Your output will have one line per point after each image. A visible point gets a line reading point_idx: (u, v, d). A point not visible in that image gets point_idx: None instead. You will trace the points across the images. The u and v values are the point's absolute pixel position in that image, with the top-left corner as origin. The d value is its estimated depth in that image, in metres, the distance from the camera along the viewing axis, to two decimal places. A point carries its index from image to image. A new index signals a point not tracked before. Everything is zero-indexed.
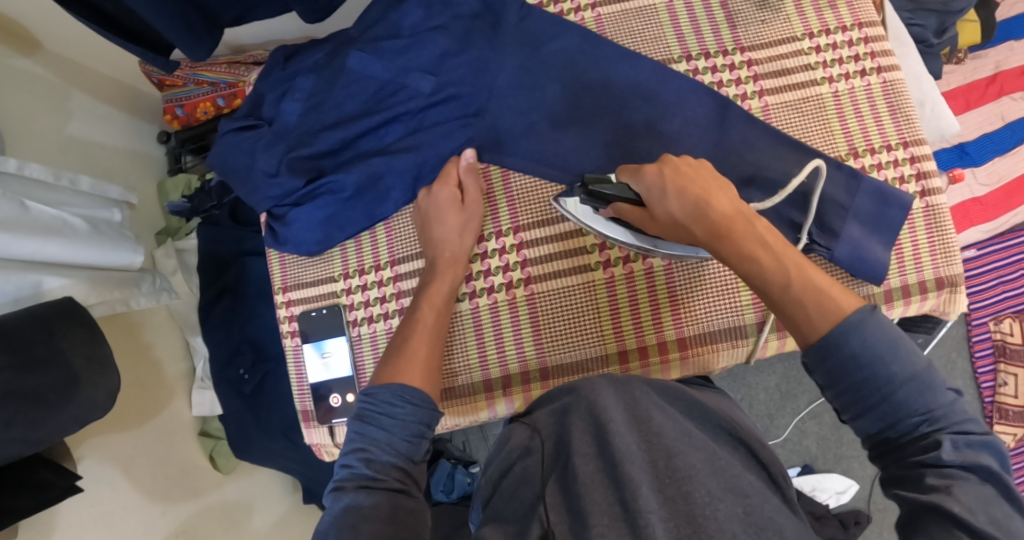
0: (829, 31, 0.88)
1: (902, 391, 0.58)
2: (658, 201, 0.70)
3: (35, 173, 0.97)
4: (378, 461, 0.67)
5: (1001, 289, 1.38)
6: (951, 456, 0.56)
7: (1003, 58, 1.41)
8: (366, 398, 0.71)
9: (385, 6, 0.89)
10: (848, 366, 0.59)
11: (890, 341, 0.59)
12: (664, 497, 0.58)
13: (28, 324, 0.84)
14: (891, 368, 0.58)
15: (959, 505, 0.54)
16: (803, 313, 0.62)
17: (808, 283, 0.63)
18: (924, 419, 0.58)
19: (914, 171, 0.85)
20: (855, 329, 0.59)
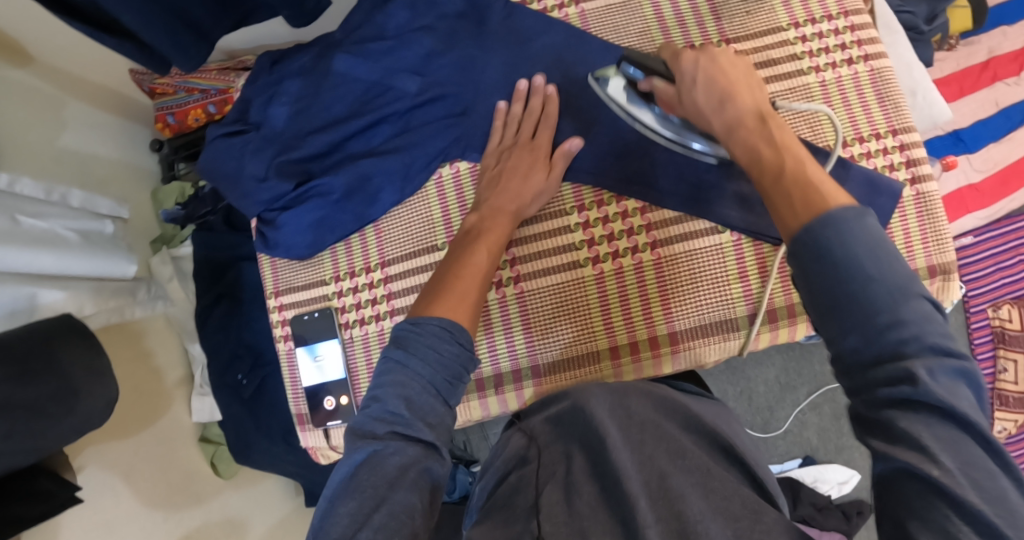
0: (814, 21, 0.88)
1: (875, 296, 0.51)
2: (691, 80, 0.70)
3: (26, 189, 0.98)
4: (418, 403, 0.63)
5: (999, 275, 1.37)
6: (923, 386, 0.48)
7: (995, 44, 1.40)
8: (412, 329, 0.67)
9: (371, 9, 0.90)
10: (816, 258, 0.52)
11: (871, 236, 0.52)
12: (658, 516, 0.59)
13: (25, 337, 0.85)
14: (865, 268, 0.51)
15: (939, 467, 0.46)
16: (786, 204, 0.57)
17: (794, 179, 0.58)
18: (898, 335, 0.50)
19: (903, 159, 0.85)
20: (831, 223, 0.52)
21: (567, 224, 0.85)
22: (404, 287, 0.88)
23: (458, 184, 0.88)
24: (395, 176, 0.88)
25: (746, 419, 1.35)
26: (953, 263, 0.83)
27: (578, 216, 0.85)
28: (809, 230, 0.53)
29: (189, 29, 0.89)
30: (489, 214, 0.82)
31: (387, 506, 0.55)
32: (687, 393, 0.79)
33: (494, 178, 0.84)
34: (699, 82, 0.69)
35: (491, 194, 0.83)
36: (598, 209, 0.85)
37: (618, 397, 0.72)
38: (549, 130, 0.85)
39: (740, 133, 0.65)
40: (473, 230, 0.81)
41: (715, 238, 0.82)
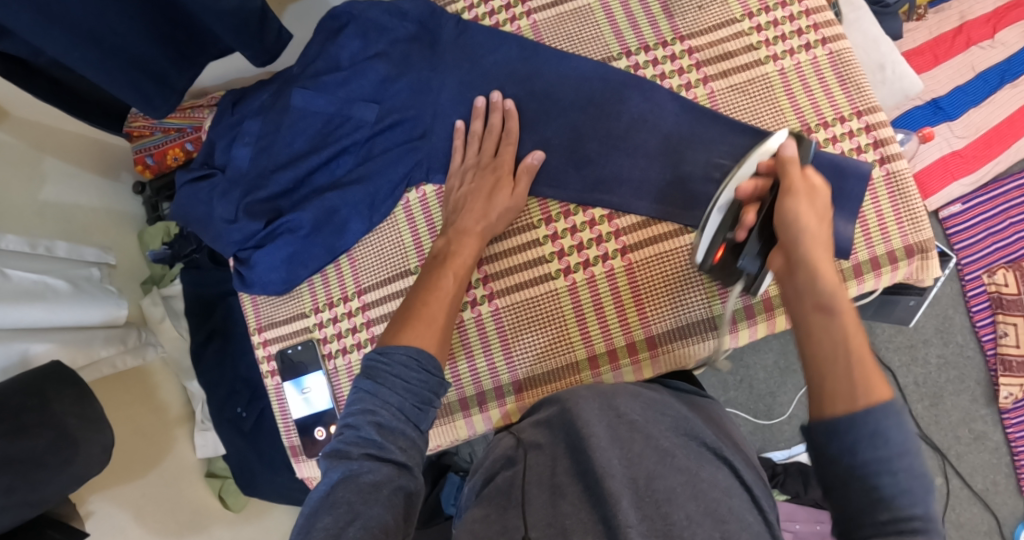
0: (768, 10, 0.87)
1: (902, 484, 0.53)
2: (802, 204, 0.65)
3: (12, 245, 0.99)
4: (388, 429, 0.62)
5: (991, 240, 1.36)
6: None
7: (966, 8, 1.39)
8: (380, 358, 0.67)
9: (324, 40, 0.90)
10: (864, 433, 0.54)
11: (910, 434, 0.54)
12: (642, 515, 0.59)
13: (16, 391, 0.84)
14: (893, 462, 0.53)
15: None
16: (839, 392, 0.57)
17: (851, 358, 0.58)
18: (922, 521, 0.51)
19: (870, 140, 0.84)
20: (885, 413, 0.54)
21: (536, 237, 0.85)
22: (382, 313, 0.88)
23: (425, 208, 0.89)
24: (362, 206, 0.89)
25: (748, 406, 1.33)
26: (930, 241, 0.83)
27: (546, 228, 0.85)
28: (856, 417, 0.55)
29: (155, 78, 0.89)
30: (453, 236, 0.82)
31: (360, 520, 0.56)
32: (681, 392, 0.79)
33: (461, 199, 0.84)
34: (807, 212, 0.64)
35: (457, 220, 0.83)
36: (565, 220, 0.85)
37: (606, 399, 0.72)
38: (512, 146, 0.85)
39: (803, 283, 0.63)
40: (438, 250, 0.82)
41: (685, 238, 0.82)
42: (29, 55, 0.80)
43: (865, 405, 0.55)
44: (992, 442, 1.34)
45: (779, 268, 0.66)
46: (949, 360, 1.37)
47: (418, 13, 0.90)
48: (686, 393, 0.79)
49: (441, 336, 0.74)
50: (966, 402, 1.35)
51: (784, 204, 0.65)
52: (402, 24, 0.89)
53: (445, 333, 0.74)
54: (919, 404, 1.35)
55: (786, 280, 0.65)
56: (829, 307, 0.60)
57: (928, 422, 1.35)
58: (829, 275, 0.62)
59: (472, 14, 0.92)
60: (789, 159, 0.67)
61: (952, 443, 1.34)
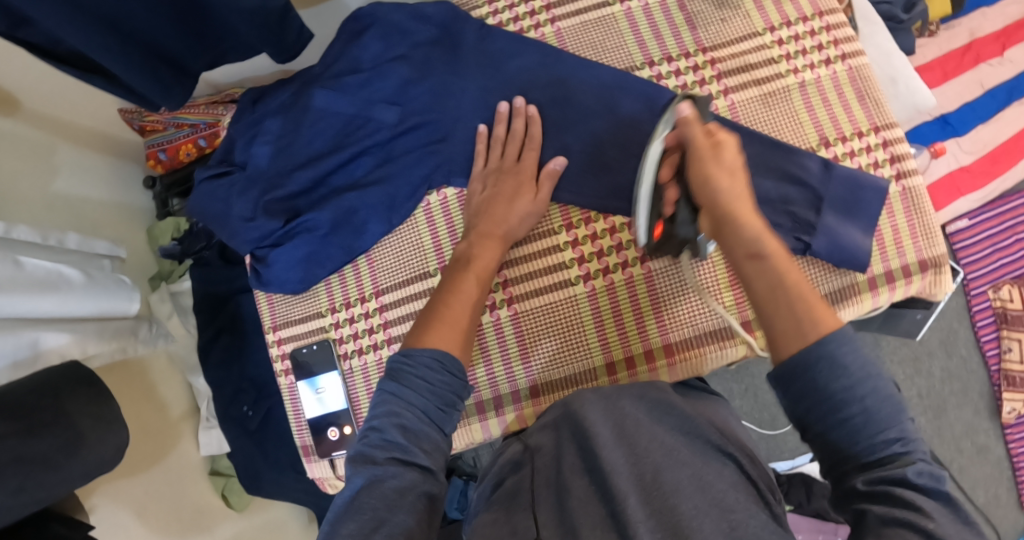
0: (790, 24, 0.87)
1: (874, 411, 0.56)
2: (711, 164, 0.70)
3: (23, 236, 0.97)
4: (413, 432, 0.62)
5: (996, 257, 1.37)
6: (920, 485, 0.53)
7: (976, 25, 1.40)
8: (405, 360, 0.67)
9: (346, 41, 0.91)
10: (834, 371, 0.57)
11: (869, 358, 0.57)
12: (650, 511, 0.59)
13: (29, 389, 0.83)
14: (864, 394, 0.56)
15: (934, 522, 0.51)
16: (787, 329, 0.61)
17: (792, 295, 0.63)
18: (899, 444, 0.55)
19: (887, 155, 0.85)
20: (841, 341, 0.58)
21: (556, 243, 0.86)
22: (400, 315, 0.89)
23: (446, 211, 0.90)
24: (381, 207, 0.89)
25: (751, 415, 1.34)
26: (943, 256, 0.83)
27: (566, 234, 0.86)
28: (812, 352, 0.58)
29: (168, 70, 0.89)
30: (474, 243, 0.82)
31: (386, 527, 0.56)
32: (691, 390, 0.79)
33: (483, 203, 0.84)
34: (718, 170, 0.69)
35: (479, 224, 0.83)
36: (586, 227, 0.85)
37: (610, 399, 0.72)
38: (535, 151, 0.86)
39: (733, 237, 0.68)
40: (460, 253, 0.82)
41: None
42: (47, 43, 0.80)
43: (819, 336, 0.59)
44: (993, 455, 1.36)
45: (710, 230, 0.72)
46: (953, 373, 1.38)
47: (441, 17, 0.90)
48: (698, 390, 0.79)
49: (464, 340, 0.74)
50: (968, 415, 1.37)
51: (706, 178, 0.70)
52: (424, 27, 0.90)
53: (466, 337, 0.74)
54: (922, 417, 1.37)
55: (719, 236, 0.71)
56: (758, 251, 0.67)
57: (930, 433, 1.36)
58: (759, 228, 0.68)
59: (495, 19, 0.93)
60: (690, 120, 0.70)
61: (954, 455, 1.37)
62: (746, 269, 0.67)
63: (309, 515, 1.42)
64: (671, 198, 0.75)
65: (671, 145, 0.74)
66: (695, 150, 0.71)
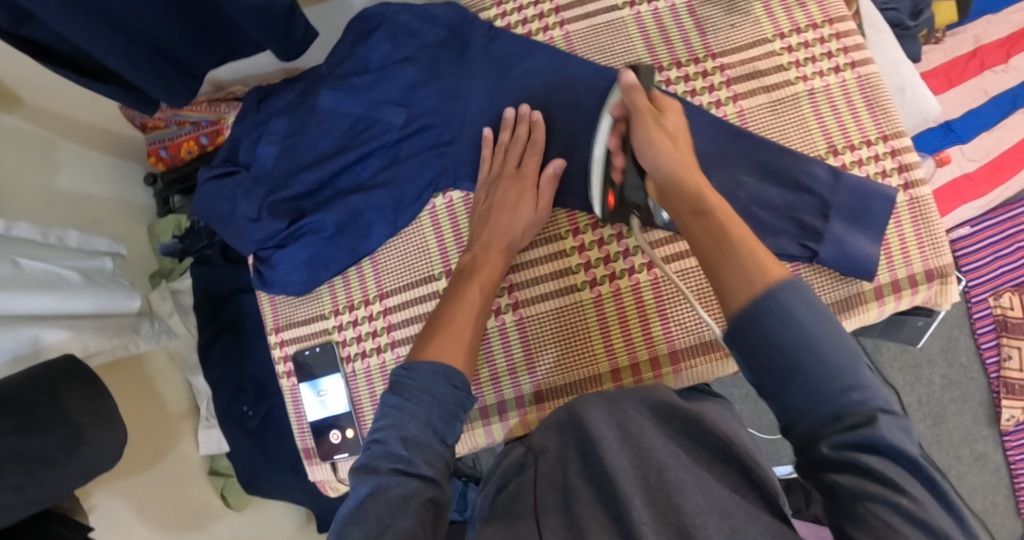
0: (800, 31, 0.87)
1: (830, 361, 0.54)
2: (651, 127, 0.74)
3: (23, 233, 0.97)
4: (415, 442, 0.62)
5: (997, 264, 1.36)
6: (889, 443, 0.52)
7: (981, 32, 1.40)
8: (406, 372, 0.66)
9: (353, 41, 0.90)
10: (783, 323, 0.55)
11: (818, 304, 0.55)
12: (654, 512, 0.59)
13: (28, 386, 0.82)
14: (819, 342, 0.54)
15: (907, 497, 0.51)
16: (734, 282, 0.59)
17: (739, 246, 0.61)
18: (858, 393, 0.53)
19: (895, 164, 0.84)
20: (791, 289, 0.55)
21: (563, 248, 0.85)
22: (404, 319, 0.88)
23: (453, 215, 0.89)
24: (386, 210, 0.89)
25: (751, 420, 1.34)
26: (950, 266, 0.83)
27: (573, 239, 0.85)
28: (759, 301, 0.56)
29: (174, 69, 0.88)
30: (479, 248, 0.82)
31: (391, 533, 0.56)
32: (691, 395, 0.79)
33: (489, 208, 0.84)
34: (658, 133, 0.74)
35: (486, 228, 0.83)
36: (592, 232, 0.85)
37: (614, 403, 0.72)
38: (536, 157, 0.85)
39: (675, 196, 0.70)
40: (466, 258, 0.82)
41: None
42: (50, 40, 0.78)
43: (764, 282, 0.57)
44: (992, 462, 1.37)
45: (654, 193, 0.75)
46: (953, 380, 1.38)
47: (449, 18, 0.90)
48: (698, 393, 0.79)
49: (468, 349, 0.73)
50: (967, 422, 1.37)
51: (646, 139, 0.74)
52: (432, 28, 0.90)
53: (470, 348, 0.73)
54: (921, 423, 1.37)
55: (661, 194, 0.73)
56: (701, 207, 0.66)
57: (929, 439, 1.37)
58: (701, 186, 0.68)
59: (504, 21, 0.92)
60: (632, 86, 0.76)
61: (953, 462, 1.37)
62: (691, 223, 0.67)
63: (307, 515, 1.41)
64: (619, 166, 0.79)
65: (619, 115, 0.80)
66: (637, 114, 0.75)
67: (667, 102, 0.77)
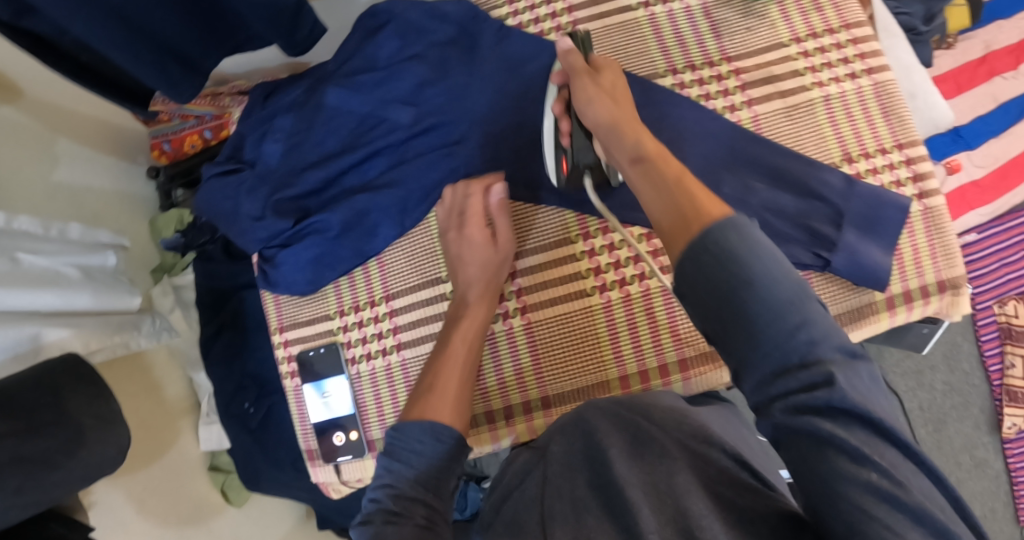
0: (815, 36, 0.86)
1: (773, 303, 0.50)
2: (585, 82, 0.75)
3: (24, 226, 0.94)
4: (406, 497, 0.65)
5: (1002, 272, 1.35)
6: (845, 402, 0.48)
7: (991, 38, 1.39)
8: (394, 436, 0.70)
9: (361, 38, 0.89)
10: (719, 262, 0.51)
11: (757, 236, 0.51)
12: (663, 519, 0.58)
13: (29, 386, 0.81)
14: (760, 284, 0.50)
15: (876, 469, 0.47)
16: (673, 226, 0.55)
17: (680, 186, 0.58)
18: (806, 338, 0.50)
19: (910, 173, 0.84)
20: (729, 226, 0.51)
21: (573, 252, 0.84)
22: (410, 321, 0.87)
23: None
24: (393, 210, 0.88)
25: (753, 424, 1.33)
26: (962, 278, 0.82)
27: (583, 244, 0.84)
28: (694, 241, 0.52)
29: (179, 64, 0.86)
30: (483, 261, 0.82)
31: None
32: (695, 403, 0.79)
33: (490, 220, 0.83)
34: (592, 88, 0.74)
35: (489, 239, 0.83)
36: (603, 237, 0.84)
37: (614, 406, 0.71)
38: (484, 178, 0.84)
39: (613, 143, 0.68)
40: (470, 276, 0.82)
41: None
42: (52, 33, 0.77)
43: (702, 224, 0.53)
44: (992, 469, 1.37)
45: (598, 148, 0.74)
46: (955, 386, 1.38)
47: (458, 16, 0.88)
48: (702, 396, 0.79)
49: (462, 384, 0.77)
50: (968, 429, 1.37)
51: (587, 96, 0.73)
52: (441, 26, 0.88)
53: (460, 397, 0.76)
54: (923, 429, 1.37)
55: (604, 147, 0.71)
56: (637, 151, 0.65)
57: (930, 446, 1.36)
58: (638, 132, 0.67)
59: (514, 20, 0.91)
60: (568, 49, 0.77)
61: (953, 468, 1.37)
62: (633, 173, 0.64)
63: (306, 511, 1.39)
64: (565, 129, 0.78)
65: (561, 83, 0.80)
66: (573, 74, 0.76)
67: (605, 62, 0.77)
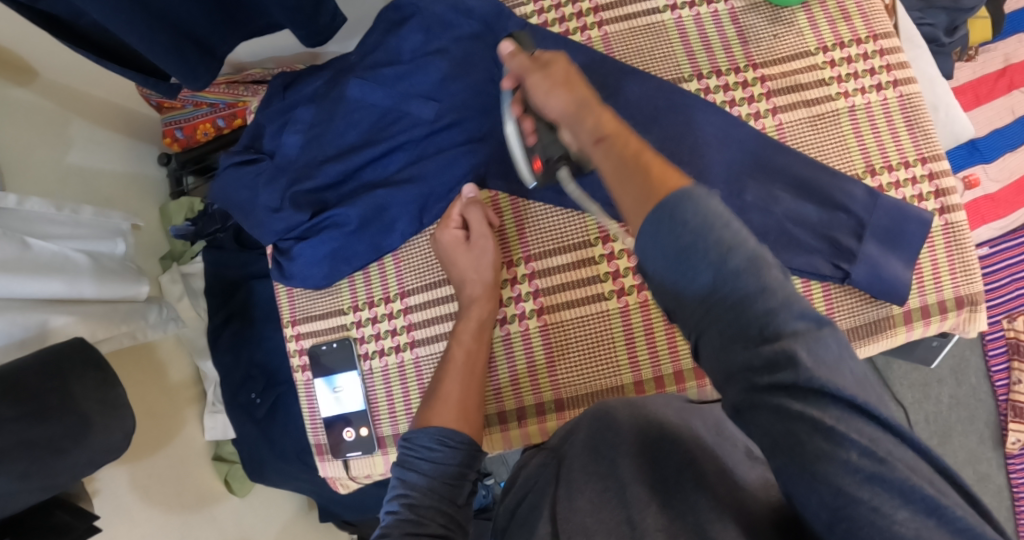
0: (843, 45, 0.85)
1: (730, 277, 0.48)
2: (532, 72, 0.71)
3: (35, 208, 0.93)
4: (422, 508, 0.66)
5: (1015, 287, 1.33)
6: (809, 376, 0.45)
7: (1012, 51, 1.38)
8: (407, 446, 0.71)
9: (385, 31, 0.88)
10: (673, 230, 0.49)
11: (713, 210, 0.49)
12: (669, 515, 0.56)
13: (36, 371, 0.80)
14: (715, 257, 0.48)
15: (853, 448, 0.44)
16: (631, 202, 0.53)
17: (640, 162, 0.56)
18: (765, 311, 0.47)
19: (933, 188, 0.83)
20: (687, 197, 0.49)
21: (592, 255, 0.84)
22: (425, 318, 0.87)
23: None
24: (412, 206, 0.87)
25: None
26: (980, 295, 0.82)
27: (603, 247, 0.84)
28: (653, 214, 0.50)
29: (196, 50, 0.85)
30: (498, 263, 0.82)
31: None
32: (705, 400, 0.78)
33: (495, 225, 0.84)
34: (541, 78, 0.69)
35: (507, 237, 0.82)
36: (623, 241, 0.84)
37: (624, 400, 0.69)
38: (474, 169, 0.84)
39: (579, 129, 0.64)
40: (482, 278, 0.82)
41: None
42: (68, 15, 0.75)
43: (658, 197, 0.51)
44: (995, 484, 1.37)
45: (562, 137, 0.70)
46: (961, 400, 1.37)
47: (484, 12, 0.88)
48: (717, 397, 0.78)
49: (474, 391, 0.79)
50: (972, 443, 1.37)
51: (542, 90, 0.69)
52: (466, 21, 0.87)
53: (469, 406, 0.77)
54: (927, 441, 1.37)
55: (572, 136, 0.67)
56: (600, 134, 0.61)
57: None
58: (596, 113, 0.63)
59: (540, 18, 0.90)
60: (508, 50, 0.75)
61: None
62: (597, 154, 0.61)
63: (308, 502, 1.39)
64: (528, 129, 0.75)
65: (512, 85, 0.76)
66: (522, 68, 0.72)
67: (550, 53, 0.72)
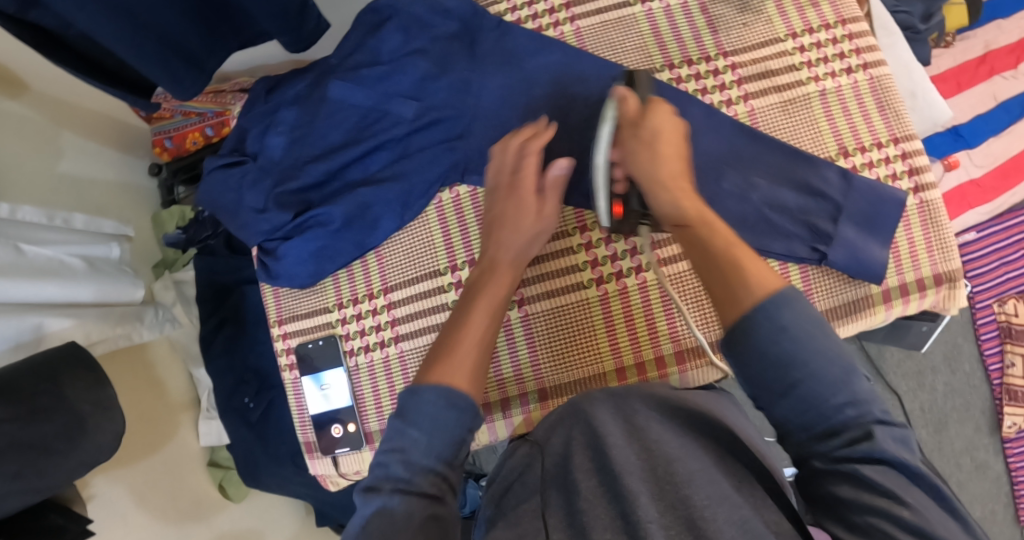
0: (812, 31, 0.87)
1: (818, 374, 0.57)
2: (637, 141, 0.72)
3: (28, 217, 0.95)
4: (416, 464, 0.62)
5: (1002, 271, 1.34)
6: (880, 455, 0.54)
7: (992, 37, 1.38)
8: (410, 395, 0.65)
9: (364, 34, 0.90)
10: (774, 334, 0.58)
11: (810, 316, 0.58)
12: (662, 508, 0.57)
13: (27, 374, 0.81)
14: (810, 363, 0.57)
15: (908, 509, 0.52)
16: (725, 293, 0.62)
17: (728, 259, 0.64)
18: (851, 408, 0.56)
19: (905, 167, 0.84)
20: (783, 299, 0.58)
21: (570, 246, 0.85)
22: (408, 313, 0.88)
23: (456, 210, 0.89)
24: (395, 204, 0.88)
25: None
26: (958, 271, 0.83)
27: (580, 237, 0.85)
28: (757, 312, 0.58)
29: (182, 60, 0.86)
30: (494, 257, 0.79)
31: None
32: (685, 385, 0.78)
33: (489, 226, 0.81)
34: (644, 147, 0.72)
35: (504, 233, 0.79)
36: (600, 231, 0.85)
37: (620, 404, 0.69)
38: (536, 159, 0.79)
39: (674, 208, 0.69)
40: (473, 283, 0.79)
41: None
42: (56, 27, 0.75)
43: (763, 297, 0.59)
44: (993, 471, 1.36)
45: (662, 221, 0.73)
46: (956, 387, 1.37)
47: (461, 12, 0.89)
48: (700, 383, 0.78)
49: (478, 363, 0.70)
50: (968, 431, 1.37)
51: (637, 156, 0.72)
52: (443, 21, 0.89)
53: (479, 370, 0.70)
54: (923, 430, 1.37)
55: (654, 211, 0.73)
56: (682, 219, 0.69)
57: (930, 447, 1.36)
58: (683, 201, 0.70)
59: (515, 16, 0.91)
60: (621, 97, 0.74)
61: (953, 470, 1.36)
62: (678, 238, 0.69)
63: (307, 509, 1.39)
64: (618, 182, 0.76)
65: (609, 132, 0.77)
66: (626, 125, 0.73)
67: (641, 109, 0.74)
